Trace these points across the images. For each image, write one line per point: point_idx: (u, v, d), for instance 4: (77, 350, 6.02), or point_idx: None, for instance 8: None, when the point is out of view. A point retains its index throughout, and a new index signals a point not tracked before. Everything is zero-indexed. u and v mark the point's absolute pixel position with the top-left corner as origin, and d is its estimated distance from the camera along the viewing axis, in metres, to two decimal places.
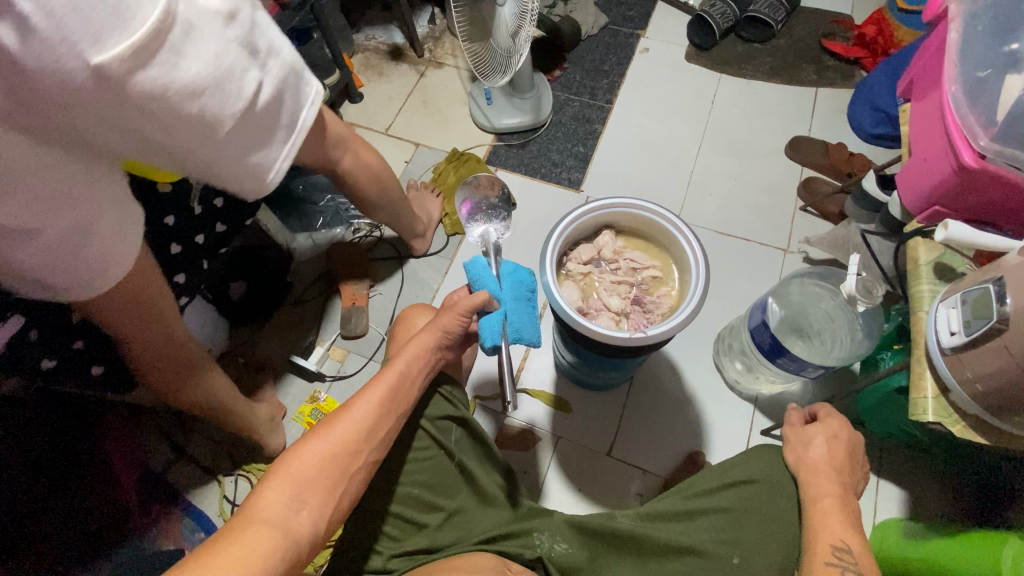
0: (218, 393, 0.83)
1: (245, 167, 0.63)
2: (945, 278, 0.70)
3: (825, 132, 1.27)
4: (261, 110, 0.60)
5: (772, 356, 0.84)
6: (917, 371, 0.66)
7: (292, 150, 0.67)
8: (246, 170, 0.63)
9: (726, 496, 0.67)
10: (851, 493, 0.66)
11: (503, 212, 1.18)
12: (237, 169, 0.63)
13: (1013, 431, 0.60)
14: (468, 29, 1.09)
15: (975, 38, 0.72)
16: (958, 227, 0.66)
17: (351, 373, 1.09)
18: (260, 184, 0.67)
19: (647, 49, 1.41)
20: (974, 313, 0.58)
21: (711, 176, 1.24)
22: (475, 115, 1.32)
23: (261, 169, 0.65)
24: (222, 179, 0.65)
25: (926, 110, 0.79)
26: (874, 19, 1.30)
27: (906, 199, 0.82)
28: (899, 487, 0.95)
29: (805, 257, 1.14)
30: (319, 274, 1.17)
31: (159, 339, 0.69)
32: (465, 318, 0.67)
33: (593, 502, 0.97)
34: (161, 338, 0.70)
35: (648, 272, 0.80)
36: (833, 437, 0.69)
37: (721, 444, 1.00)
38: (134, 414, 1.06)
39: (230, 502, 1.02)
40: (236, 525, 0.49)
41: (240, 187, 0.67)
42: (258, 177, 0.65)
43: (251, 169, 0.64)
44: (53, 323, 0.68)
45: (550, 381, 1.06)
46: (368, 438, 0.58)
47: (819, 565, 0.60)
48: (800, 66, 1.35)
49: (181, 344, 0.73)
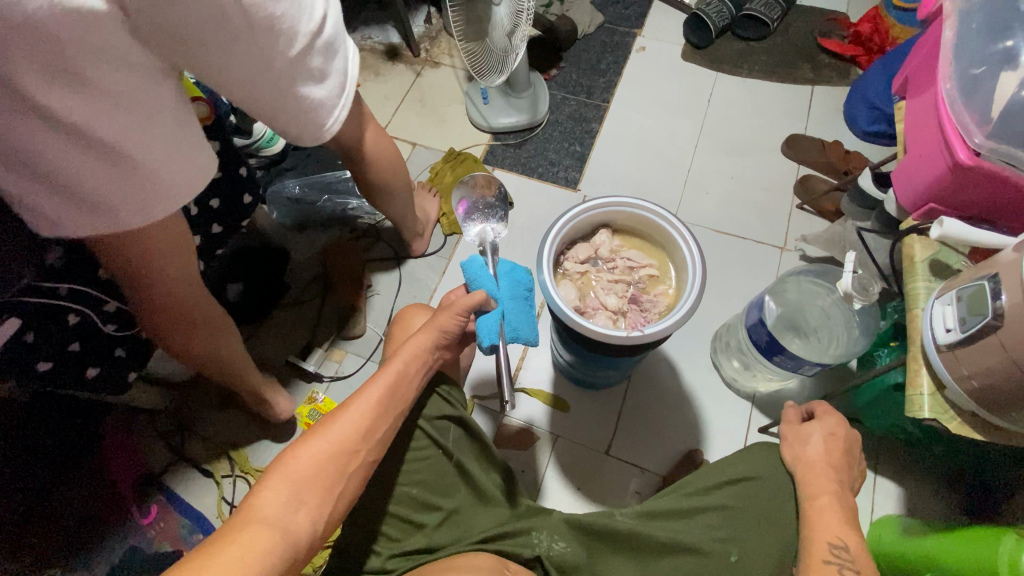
0: (238, 357, 0.83)
1: (304, 113, 0.66)
2: (941, 275, 0.70)
3: (821, 130, 1.27)
4: (319, 63, 0.64)
5: (768, 353, 0.84)
6: (913, 368, 0.66)
7: (344, 101, 0.71)
8: (304, 116, 0.67)
9: (723, 494, 0.67)
10: (848, 491, 0.66)
11: (503, 211, 1.05)
12: (296, 114, 0.66)
13: (1009, 428, 0.61)
14: (462, 27, 1.07)
15: (970, 36, 0.73)
16: (954, 225, 0.66)
17: (349, 373, 1.09)
18: (315, 134, 0.70)
19: (643, 48, 1.41)
20: (969, 310, 0.59)
21: (708, 174, 1.24)
22: (472, 114, 1.31)
23: (318, 118, 0.68)
24: (278, 123, 0.67)
25: (920, 107, 0.79)
26: (869, 16, 1.30)
27: (901, 196, 0.83)
28: (896, 483, 0.95)
29: (802, 255, 1.14)
30: (316, 274, 1.17)
31: (189, 300, 0.68)
32: (462, 317, 0.67)
33: (591, 501, 0.97)
34: (192, 299, 0.69)
35: (644, 271, 0.80)
36: (831, 434, 0.70)
37: (719, 441, 1.00)
38: (132, 414, 1.04)
39: (229, 502, 0.99)
40: (233, 525, 0.49)
41: (294, 134, 0.70)
42: (314, 126, 0.69)
43: (309, 116, 0.67)
44: (51, 327, 0.68)
45: (548, 380, 1.06)
46: (366, 438, 0.58)
47: (817, 564, 0.60)
48: (797, 64, 1.35)
49: (208, 306, 0.72)
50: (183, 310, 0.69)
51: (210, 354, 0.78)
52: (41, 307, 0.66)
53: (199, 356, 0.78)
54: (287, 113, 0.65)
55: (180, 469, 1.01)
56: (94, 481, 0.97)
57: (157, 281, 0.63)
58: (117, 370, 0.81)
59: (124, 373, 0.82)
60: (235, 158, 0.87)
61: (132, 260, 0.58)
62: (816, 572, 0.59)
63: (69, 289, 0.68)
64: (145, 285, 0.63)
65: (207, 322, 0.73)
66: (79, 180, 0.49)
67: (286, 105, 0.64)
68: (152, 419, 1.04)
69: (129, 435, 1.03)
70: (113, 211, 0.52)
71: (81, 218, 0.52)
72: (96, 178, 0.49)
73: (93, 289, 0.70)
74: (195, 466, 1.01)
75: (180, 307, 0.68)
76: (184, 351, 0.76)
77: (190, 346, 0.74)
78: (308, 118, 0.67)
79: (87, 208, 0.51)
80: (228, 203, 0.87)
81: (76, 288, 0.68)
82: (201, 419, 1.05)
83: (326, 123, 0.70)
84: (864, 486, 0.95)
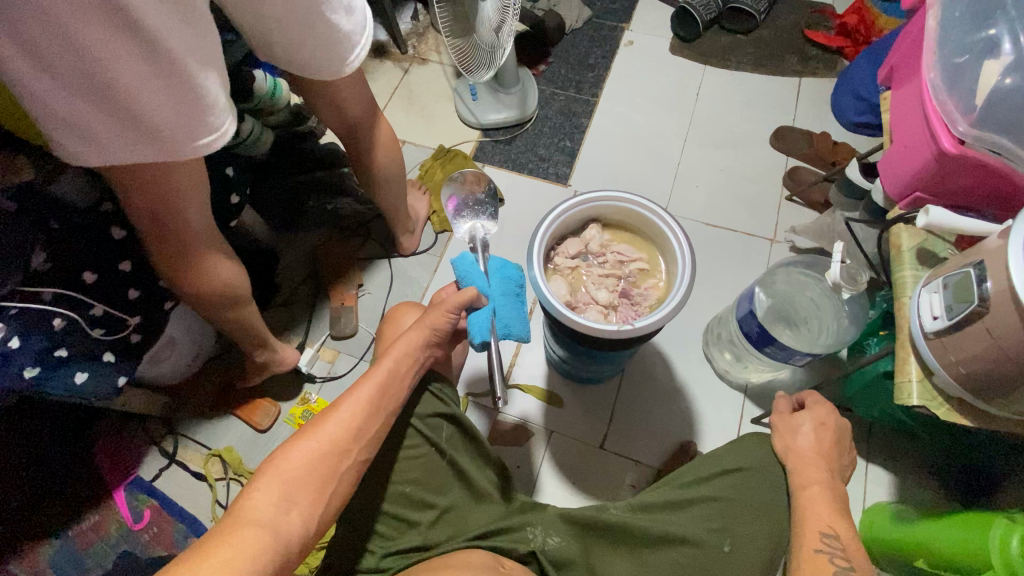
0: (250, 307, 0.81)
1: (331, 45, 0.69)
2: (927, 263, 0.71)
3: (809, 122, 1.28)
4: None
5: (759, 345, 0.84)
6: (901, 355, 0.66)
7: (367, 35, 0.74)
8: (330, 46, 0.69)
9: (714, 485, 0.68)
10: (839, 480, 0.66)
11: (492, 208, 1.04)
12: (324, 44, 0.69)
13: (997, 413, 0.61)
14: (450, 23, 1.05)
15: (953, 24, 0.73)
16: (939, 213, 0.66)
17: (342, 373, 1.08)
18: (337, 68, 0.73)
19: (631, 42, 1.41)
20: (955, 297, 0.59)
21: (698, 167, 1.24)
22: (461, 111, 1.31)
23: (343, 51, 0.71)
24: (303, 57, 0.70)
25: (906, 97, 0.79)
26: (855, 8, 1.31)
27: (888, 186, 0.83)
28: (889, 472, 0.96)
29: (792, 247, 1.14)
30: (307, 274, 1.16)
31: (208, 245, 0.69)
32: (453, 314, 0.66)
33: (587, 496, 0.97)
34: (209, 239, 0.69)
35: (635, 265, 0.80)
36: (821, 423, 0.70)
37: (712, 433, 1.01)
38: (124, 419, 1.02)
39: (223, 506, 0.98)
40: (222, 527, 0.48)
41: (319, 67, 0.72)
42: (340, 59, 0.72)
43: (334, 49, 0.70)
44: (36, 333, 0.67)
45: (541, 376, 1.06)
46: (357, 438, 0.58)
47: (808, 553, 0.60)
48: (784, 57, 1.35)
49: (223, 253, 0.72)
50: (201, 253, 0.68)
51: (228, 304, 0.77)
52: (26, 313, 0.66)
53: (218, 307, 0.77)
54: (313, 44, 0.68)
55: (173, 472, 1.01)
56: (89, 485, 0.97)
57: (177, 226, 0.64)
58: (108, 374, 0.77)
59: (113, 378, 0.77)
60: (220, 158, 0.86)
61: (148, 188, 0.59)
62: (807, 561, 0.59)
63: (54, 294, 0.68)
64: (166, 229, 0.64)
65: (225, 270, 0.72)
66: (135, 103, 0.49)
67: (312, 36, 0.67)
68: (143, 424, 1.03)
69: (119, 440, 1.01)
70: (167, 136, 0.53)
71: (129, 142, 0.52)
72: (156, 100, 0.50)
73: (78, 294, 0.70)
74: (187, 469, 1.01)
75: (199, 244, 0.68)
76: (199, 304, 0.75)
77: (206, 298, 0.74)
78: (334, 50, 0.70)
79: (130, 136, 0.51)
80: (213, 203, 0.86)
81: (61, 293, 0.68)
82: (193, 423, 1.04)
83: (350, 55, 0.73)
84: (855, 474, 0.95)
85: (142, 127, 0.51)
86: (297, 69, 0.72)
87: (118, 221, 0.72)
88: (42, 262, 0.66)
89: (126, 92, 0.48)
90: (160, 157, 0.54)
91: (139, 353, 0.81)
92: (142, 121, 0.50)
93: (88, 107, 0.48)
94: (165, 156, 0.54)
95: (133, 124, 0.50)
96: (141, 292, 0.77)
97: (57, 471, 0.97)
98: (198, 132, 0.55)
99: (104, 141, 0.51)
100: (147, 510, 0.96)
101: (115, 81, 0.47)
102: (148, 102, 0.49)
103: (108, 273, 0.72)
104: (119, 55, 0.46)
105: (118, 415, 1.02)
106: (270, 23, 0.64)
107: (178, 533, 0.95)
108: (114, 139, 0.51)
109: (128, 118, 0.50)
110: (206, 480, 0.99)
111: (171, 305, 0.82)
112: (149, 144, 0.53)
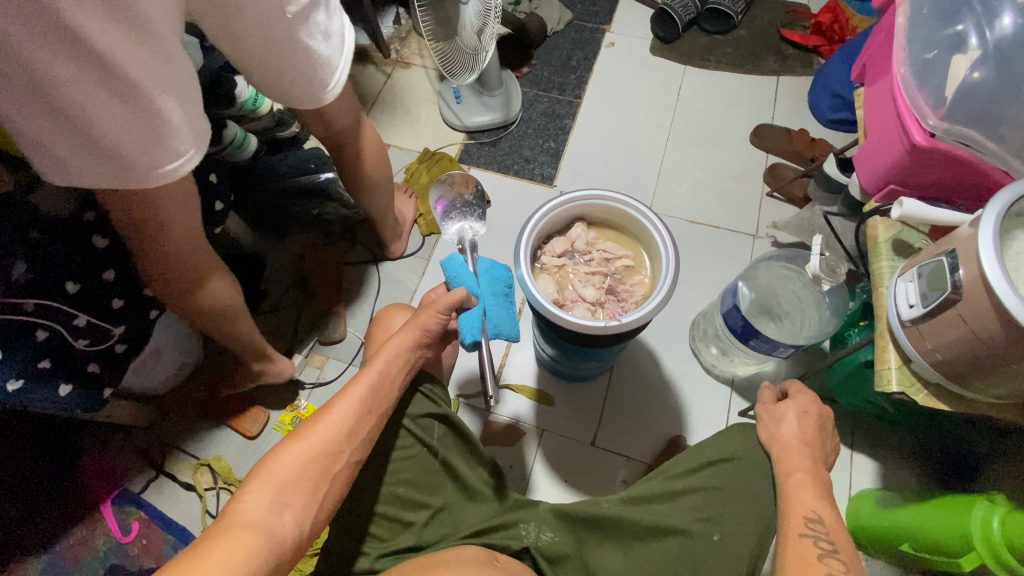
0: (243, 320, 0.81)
1: (310, 68, 0.69)
2: (903, 253, 0.73)
3: (787, 119, 1.30)
4: (323, 19, 0.68)
5: (744, 338, 0.85)
6: (880, 344, 0.69)
7: (346, 61, 0.75)
8: (309, 68, 0.69)
9: (703, 475, 0.69)
10: (821, 466, 0.67)
11: (481, 210, 1.03)
12: (305, 67, 0.69)
13: (972, 396, 0.63)
14: (431, 27, 1.02)
15: (922, 21, 0.75)
16: (913, 205, 0.68)
17: (331, 379, 1.08)
18: (316, 93, 0.73)
19: (612, 44, 1.43)
20: (930, 286, 0.61)
21: (681, 166, 1.26)
22: (445, 114, 1.32)
23: (322, 75, 0.72)
24: (285, 85, 0.70)
25: (879, 94, 0.82)
26: (829, 7, 1.34)
27: (865, 180, 0.85)
28: (873, 459, 0.98)
29: (774, 242, 1.17)
30: (293, 281, 1.16)
31: (205, 258, 0.69)
32: (444, 315, 0.67)
33: (580, 493, 0.98)
34: (196, 251, 0.68)
35: (620, 262, 0.81)
36: (804, 412, 0.71)
37: (701, 427, 1.02)
38: (110, 431, 1.01)
39: (212, 516, 0.97)
40: (214, 532, 0.48)
41: (300, 90, 0.72)
42: (319, 84, 0.72)
43: (314, 73, 0.70)
44: (19, 346, 0.66)
45: (531, 376, 1.07)
46: (349, 439, 0.58)
47: (793, 538, 0.61)
48: (761, 57, 1.38)
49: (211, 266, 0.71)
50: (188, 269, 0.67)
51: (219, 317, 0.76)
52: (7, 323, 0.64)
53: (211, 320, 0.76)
54: (293, 67, 0.68)
55: (162, 484, 1.00)
56: (74, 499, 0.96)
57: (163, 236, 0.63)
58: (90, 389, 0.77)
59: (97, 391, 0.78)
60: (205, 164, 0.85)
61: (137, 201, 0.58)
62: (793, 546, 0.60)
63: (36, 305, 0.66)
64: (153, 239, 0.63)
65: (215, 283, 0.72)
66: (95, 125, 0.49)
67: (292, 59, 0.67)
68: (130, 435, 1.02)
69: (105, 452, 1.00)
70: (129, 163, 0.53)
71: (93, 165, 0.52)
72: (116, 124, 0.49)
73: (62, 304, 0.68)
74: (177, 480, 1.00)
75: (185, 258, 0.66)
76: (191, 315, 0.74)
77: (199, 312, 0.74)
78: (313, 76, 0.71)
79: (96, 157, 0.51)
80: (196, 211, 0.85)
81: (43, 304, 0.67)
82: (180, 434, 1.03)
83: (328, 80, 0.73)
84: (840, 462, 0.98)
85: (105, 150, 0.51)
86: (272, 93, 0.72)
87: (102, 230, 0.71)
88: (23, 272, 0.65)
89: (85, 115, 0.48)
90: (123, 181, 0.54)
91: (124, 363, 0.80)
92: (105, 145, 0.50)
93: (49, 127, 0.48)
94: (130, 182, 0.54)
95: (95, 147, 0.50)
96: (124, 302, 0.76)
97: (42, 487, 0.95)
98: (164, 158, 0.54)
99: (70, 161, 0.51)
100: (135, 523, 0.95)
101: (74, 105, 0.47)
102: (108, 129, 0.49)
103: (92, 283, 0.70)
104: (74, 82, 0.45)
105: (105, 427, 1.01)
106: (251, 53, 0.64)
107: (167, 544, 0.94)
108: (77, 160, 0.51)
109: (89, 140, 0.50)
110: (195, 489, 0.98)
111: (156, 315, 0.81)
112: (113, 169, 0.53)
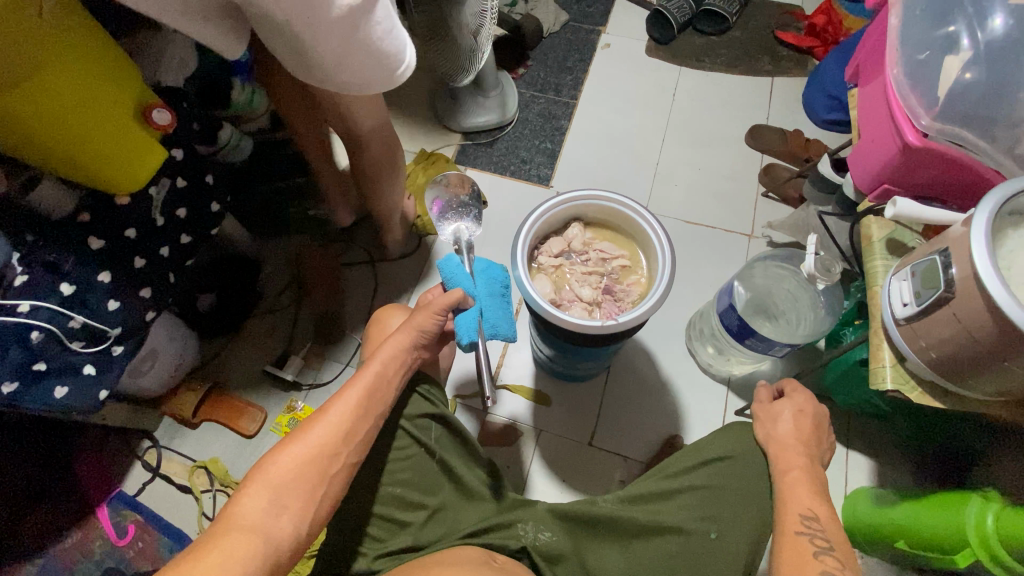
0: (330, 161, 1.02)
1: (368, 62, 0.63)
2: (897, 253, 0.73)
3: (782, 119, 1.31)
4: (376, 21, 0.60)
5: (740, 337, 0.86)
6: (875, 342, 0.69)
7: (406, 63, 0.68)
8: (364, 64, 0.63)
9: (701, 474, 0.69)
10: (817, 464, 0.68)
11: (478, 210, 1.02)
12: (369, 62, 0.63)
13: (965, 394, 0.64)
14: None
15: (914, 22, 0.76)
16: (906, 204, 0.68)
17: (328, 380, 1.07)
18: (381, 83, 0.67)
19: (608, 45, 1.43)
20: (924, 284, 0.62)
21: (676, 166, 1.26)
22: (442, 115, 1.32)
23: (386, 66, 0.65)
24: (341, 76, 0.65)
25: (872, 94, 0.82)
26: (823, 9, 1.35)
27: (858, 180, 0.86)
28: (868, 456, 0.99)
29: (769, 241, 1.17)
30: (289, 281, 1.16)
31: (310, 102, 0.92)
32: (441, 316, 0.67)
33: (577, 492, 0.98)
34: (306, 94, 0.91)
35: (616, 262, 0.82)
36: (800, 411, 0.72)
37: (699, 426, 1.03)
38: (105, 434, 1.01)
39: (209, 519, 0.97)
40: (212, 534, 0.48)
41: (363, 82, 0.66)
42: (385, 73, 0.66)
43: (381, 64, 0.65)
44: (13, 348, 0.66)
45: (528, 376, 1.07)
46: (346, 441, 0.58)
47: (790, 536, 0.61)
48: (756, 58, 1.38)
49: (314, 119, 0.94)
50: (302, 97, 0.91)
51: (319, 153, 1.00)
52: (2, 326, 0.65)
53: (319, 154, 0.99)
54: (350, 60, 0.62)
55: (156, 486, 0.99)
56: (70, 502, 0.96)
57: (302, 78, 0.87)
58: (87, 390, 0.76)
59: (95, 391, 0.77)
60: (202, 164, 0.83)
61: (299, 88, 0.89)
62: (789, 545, 0.61)
63: (32, 307, 0.66)
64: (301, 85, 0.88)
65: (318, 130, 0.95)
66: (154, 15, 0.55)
67: (353, 56, 0.62)
68: (124, 437, 1.01)
69: (100, 454, 1.00)
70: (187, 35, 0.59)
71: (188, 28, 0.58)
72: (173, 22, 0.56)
73: (55, 305, 0.67)
74: (172, 483, 0.99)
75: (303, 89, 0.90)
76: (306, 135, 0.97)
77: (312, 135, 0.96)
78: (358, 74, 0.65)
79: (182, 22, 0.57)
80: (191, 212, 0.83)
81: (38, 305, 0.66)
82: (176, 435, 1.03)
83: (393, 70, 0.67)
84: (835, 461, 0.98)
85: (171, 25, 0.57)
86: (335, 88, 0.67)
87: (96, 232, 0.70)
88: (20, 276, 0.66)
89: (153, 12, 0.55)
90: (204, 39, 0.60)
91: (122, 365, 0.80)
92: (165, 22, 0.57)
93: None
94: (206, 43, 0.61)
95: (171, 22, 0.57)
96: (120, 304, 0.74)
97: (38, 490, 0.95)
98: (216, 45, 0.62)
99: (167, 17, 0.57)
100: (130, 525, 0.95)
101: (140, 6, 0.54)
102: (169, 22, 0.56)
103: (87, 285, 0.70)
104: None
105: (100, 429, 1.01)
106: (309, 48, 0.60)
107: (163, 546, 0.94)
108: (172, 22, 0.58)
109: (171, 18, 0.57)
110: (191, 491, 0.97)
111: (152, 317, 0.80)
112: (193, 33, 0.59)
